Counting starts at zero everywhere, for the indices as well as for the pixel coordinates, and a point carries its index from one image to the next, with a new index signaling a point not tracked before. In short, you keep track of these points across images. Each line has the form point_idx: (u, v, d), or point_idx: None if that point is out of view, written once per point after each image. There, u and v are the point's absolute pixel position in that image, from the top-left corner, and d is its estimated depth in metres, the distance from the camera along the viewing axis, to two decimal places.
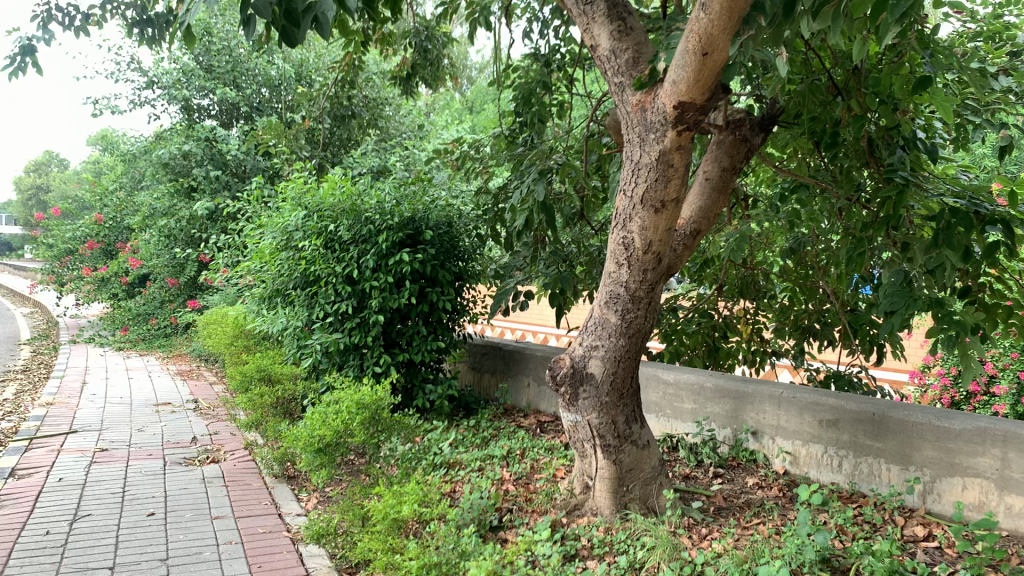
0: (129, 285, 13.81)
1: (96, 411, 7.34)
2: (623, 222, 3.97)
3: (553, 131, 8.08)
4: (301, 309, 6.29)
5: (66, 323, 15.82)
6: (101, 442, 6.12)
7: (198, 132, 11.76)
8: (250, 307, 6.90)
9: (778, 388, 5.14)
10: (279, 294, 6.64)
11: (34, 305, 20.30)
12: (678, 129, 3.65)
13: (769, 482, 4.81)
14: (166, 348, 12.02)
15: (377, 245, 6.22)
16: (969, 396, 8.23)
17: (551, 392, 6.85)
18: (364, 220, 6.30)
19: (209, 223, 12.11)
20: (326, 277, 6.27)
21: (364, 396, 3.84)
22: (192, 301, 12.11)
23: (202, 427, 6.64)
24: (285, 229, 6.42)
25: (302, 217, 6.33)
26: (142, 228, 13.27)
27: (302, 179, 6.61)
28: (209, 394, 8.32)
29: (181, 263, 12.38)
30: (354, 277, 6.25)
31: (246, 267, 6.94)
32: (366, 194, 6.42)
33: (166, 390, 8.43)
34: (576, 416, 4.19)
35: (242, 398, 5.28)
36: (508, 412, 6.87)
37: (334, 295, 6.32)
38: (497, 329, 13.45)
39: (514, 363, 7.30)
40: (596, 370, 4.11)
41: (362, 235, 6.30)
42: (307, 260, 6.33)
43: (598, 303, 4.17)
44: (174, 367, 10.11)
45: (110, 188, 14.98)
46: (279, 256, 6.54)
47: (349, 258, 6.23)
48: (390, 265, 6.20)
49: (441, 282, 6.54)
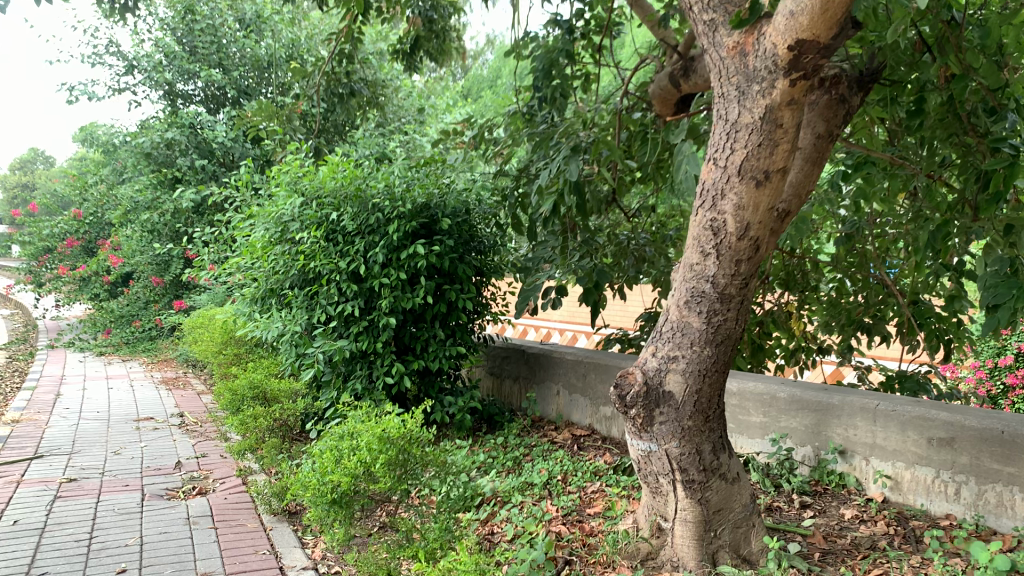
0: (111, 284, 12.90)
1: (68, 429, 6.47)
2: (713, 201, 3.13)
3: (576, 107, 7.24)
4: (300, 312, 5.45)
5: (45, 325, 14.89)
6: (69, 470, 5.26)
7: (182, 118, 10.88)
8: (241, 310, 6.04)
9: (871, 399, 4.32)
10: (274, 295, 5.80)
11: (14, 308, 19.29)
12: (792, 77, 2.82)
13: (871, 514, 3.99)
14: (152, 353, 11.15)
15: (387, 236, 5.37)
16: (1010, 390, 7.41)
17: (585, 401, 6.06)
18: (371, 207, 5.45)
19: (196, 216, 11.23)
20: (329, 274, 5.43)
21: (387, 428, 2.99)
22: (179, 301, 11.23)
23: (188, 449, 5.78)
24: (280, 220, 5.58)
25: (299, 205, 5.49)
26: (123, 223, 12.36)
27: (298, 162, 5.77)
28: (196, 406, 7.46)
29: (166, 260, 11.47)
30: (361, 273, 5.41)
31: (236, 264, 6.08)
32: (372, 177, 5.57)
33: (148, 403, 7.56)
34: (649, 446, 3.35)
35: (231, 421, 4.42)
36: (537, 425, 6.05)
37: (337, 295, 5.47)
38: (514, 327, 12.61)
39: (541, 369, 6.48)
40: (676, 388, 3.28)
41: (369, 224, 5.46)
42: (307, 255, 5.49)
43: (676, 303, 3.33)
44: (160, 374, 9.24)
45: (90, 182, 14.07)
46: (273, 251, 5.69)
47: (355, 252, 5.39)
48: (402, 259, 5.36)
49: (460, 278, 5.69)
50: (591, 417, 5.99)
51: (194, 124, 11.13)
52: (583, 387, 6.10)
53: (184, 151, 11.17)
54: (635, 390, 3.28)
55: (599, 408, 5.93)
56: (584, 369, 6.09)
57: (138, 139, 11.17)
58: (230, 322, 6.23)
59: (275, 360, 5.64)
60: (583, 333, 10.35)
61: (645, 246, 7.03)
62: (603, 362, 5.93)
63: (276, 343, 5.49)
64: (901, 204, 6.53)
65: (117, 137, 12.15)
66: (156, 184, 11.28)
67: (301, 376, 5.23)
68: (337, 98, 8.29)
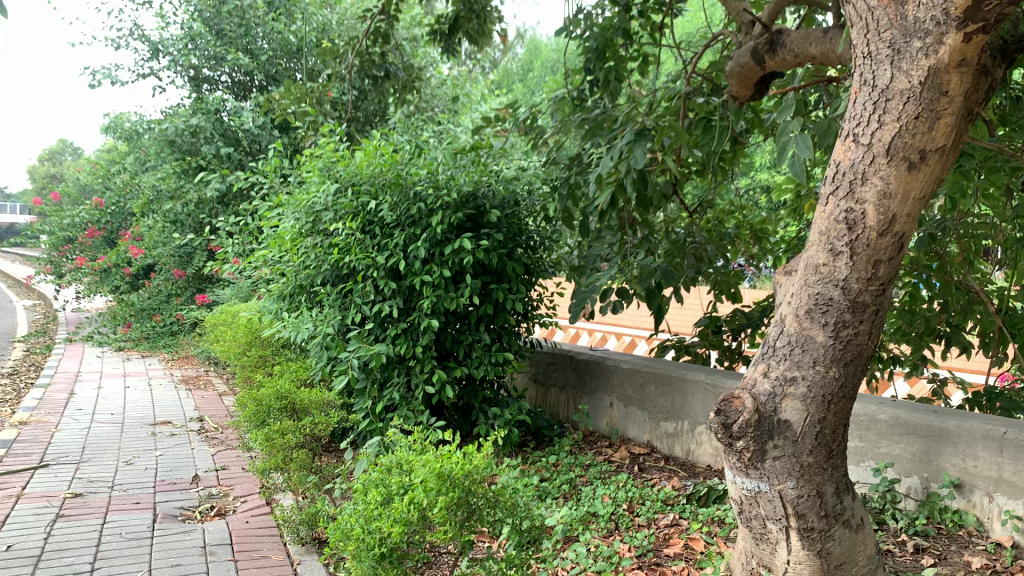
0: (132, 276, 12.46)
1: (79, 433, 5.97)
2: (850, 187, 2.53)
3: (630, 92, 6.64)
4: (332, 311, 4.90)
5: (66, 316, 14.52)
6: (76, 483, 4.74)
7: (207, 103, 10.41)
8: (266, 308, 5.52)
9: (996, 426, 3.70)
10: (304, 292, 5.26)
11: (37, 299, 18.97)
12: (967, 30, 2.23)
13: (1005, 565, 3.36)
14: (173, 349, 10.68)
15: (429, 228, 4.82)
16: None
17: (643, 415, 5.47)
18: (412, 196, 4.88)
19: (221, 207, 10.75)
20: (365, 270, 4.88)
21: (448, 462, 2.41)
22: (202, 296, 10.77)
23: (207, 459, 5.26)
24: (313, 207, 5.05)
25: (333, 192, 4.95)
26: (145, 213, 11.90)
27: (332, 145, 5.23)
28: (217, 409, 6.95)
29: (189, 252, 10.99)
30: (400, 269, 4.86)
31: (262, 257, 5.55)
32: (413, 163, 5.02)
33: (166, 405, 7.06)
34: (758, 485, 2.77)
35: (255, 436, 3.86)
36: (590, 441, 5.47)
37: (373, 293, 4.92)
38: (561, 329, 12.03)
39: (592, 378, 5.90)
40: (794, 417, 2.69)
41: (410, 215, 4.91)
42: (341, 248, 4.95)
43: (794, 311, 2.75)
44: (179, 372, 8.76)
45: (113, 171, 13.66)
46: (304, 243, 5.16)
47: (394, 245, 4.83)
48: (446, 254, 4.80)
49: (509, 275, 5.11)
50: (651, 433, 5.41)
51: (220, 109, 10.65)
52: (641, 399, 5.51)
53: (208, 138, 10.69)
54: (745, 418, 2.70)
55: (660, 423, 5.35)
56: (641, 380, 5.50)
57: (162, 125, 10.71)
58: (255, 320, 5.70)
59: (304, 363, 5.11)
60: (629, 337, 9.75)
61: (706, 244, 6.41)
62: (664, 373, 5.33)
63: (304, 346, 4.95)
64: (993, 201, 5.88)
65: (141, 123, 11.70)
66: (179, 172, 10.82)
67: (332, 384, 4.68)
68: (371, 81, 7.75)
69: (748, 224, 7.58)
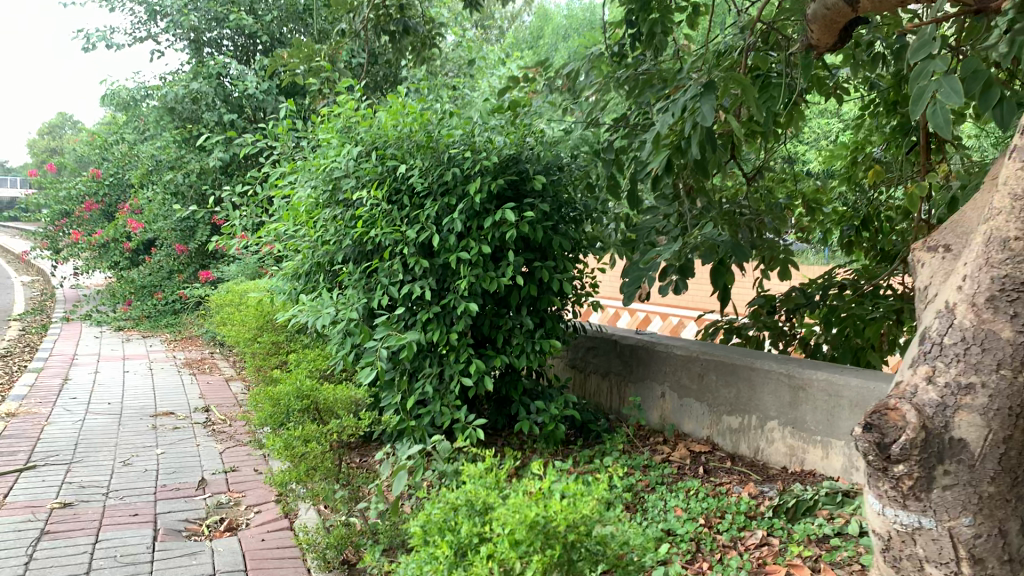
0: (132, 252, 11.84)
1: (72, 427, 5.38)
2: None
3: (678, 47, 5.97)
4: (354, 293, 4.29)
5: (65, 294, 13.92)
6: (65, 489, 4.16)
7: (209, 67, 9.77)
8: (279, 290, 4.91)
9: None
10: (323, 271, 4.66)
11: (36, 275, 18.33)
12: None
13: None
14: (175, 329, 10.08)
15: (466, 196, 4.20)
16: None
17: (702, 407, 4.88)
18: (447, 160, 4.27)
19: (224, 178, 10.13)
20: (393, 245, 4.28)
21: (541, 503, 1.81)
22: (205, 272, 10.15)
23: (215, 459, 4.67)
24: (334, 173, 4.44)
25: (355, 158, 4.33)
26: (143, 185, 11.26)
27: (352, 103, 4.60)
28: (224, 397, 6.35)
29: (192, 226, 10.37)
30: (433, 245, 4.24)
31: (273, 231, 4.92)
32: (446, 123, 4.39)
33: (169, 393, 6.46)
34: (921, 521, 2.09)
35: (271, 443, 3.27)
36: (642, 438, 4.90)
37: (401, 272, 4.32)
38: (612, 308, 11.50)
39: (640, 365, 5.32)
40: (970, 433, 2.03)
41: (443, 182, 4.29)
42: (367, 220, 4.34)
43: (969, 296, 2.12)
44: (182, 355, 8.16)
45: (110, 141, 12.99)
46: (322, 215, 4.55)
47: (425, 216, 4.22)
48: (487, 228, 4.19)
49: (554, 251, 4.49)
50: (711, 428, 4.83)
51: (222, 73, 9.99)
52: (698, 390, 4.92)
53: (210, 104, 10.06)
54: (907, 436, 2.05)
55: (722, 417, 4.76)
56: (699, 368, 4.90)
57: (161, 91, 10.07)
58: (266, 303, 5.10)
59: (322, 352, 4.52)
60: (676, 318, 9.16)
61: (762, 216, 5.78)
62: (727, 361, 4.73)
63: (322, 333, 4.35)
64: None
65: (139, 90, 11.04)
66: (179, 140, 10.18)
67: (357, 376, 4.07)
68: (388, 38, 7.08)
69: (800, 194, 6.93)
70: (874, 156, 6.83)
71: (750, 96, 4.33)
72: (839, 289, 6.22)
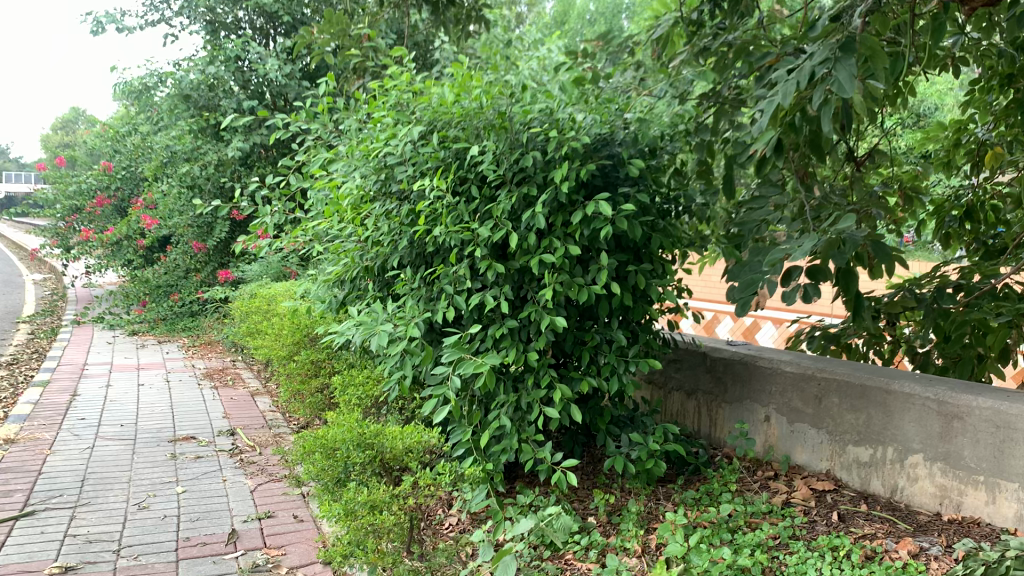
0: (146, 249, 11.13)
1: (79, 457, 4.65)
2: None
3: (769, 10, 5.17)
4: (413, 305, 3.54)
5: (77, 295, 13.23)
6: (67, 547, 3.43)
7: (228, 50, 9.08)
8: (318, 299, 4.15)
9: None
10: (372, 277, 3.90)
11: (48, 273, 17.63)
12: None
13: None
14: (193, 333, 9.38)
15: (549, 186, 3.42)
16: None
17: (820, 435, 4.13)
18: (524, 143, 3.50)
19: (243, 169, 9.57)
20: (459, 246, 3.52)
21: None
22: (224, 272, 9.45)
23: (245, 502, 3.93)
24: (388, 158, 3.68)
25: (412, 141, 3.56)
26: (157, 178, 10.53)
27: (405, 75, 3.84)
28: (252, 417, 5.62)
29: (211, 221, 9.66)
30: (509, 246, 3.47)
31: (311, 230, 4.17)
32: (520, 98, 3.61)
33: (189, 411, 5.74)
34: None
35: (327, 507, 2.52)
36: (750, 472, 4.14)
37: (470, 281, 3.55)
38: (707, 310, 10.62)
39: (740, 383, 4.56)
40: None
41: (520, 170, 3.51)
42: (428, 214, 3.59)
43: None
44: (202, 364, 7.44)
45: (123, 132, 12.29)
46: (372, 210, 3.79)
47: (498, 211, 3.45)
48: (574, 224, 3.42)
49: (647, 253, 3.71)
50: (832, 460, 4.07)
51: (241, 57, 9.29)
52: (815, 414, 4.16)
53: (227, 89, 9.37)
54: None
55: (847, 448, 4.00)
56: (817, 389, 4.15)
57: (175, 77, 9.39)
58: (301, 314, 4.35)
59: (373, 375, 3.76)
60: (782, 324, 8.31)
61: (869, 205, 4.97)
62: (853, 382, 3.97)
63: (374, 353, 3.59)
64: None
65: (153, 76, 10.31)
66: (195, 130, 9.49)
67: (420, 409, 3.32)
68: (429, 9, 6.30)
69: (895, 181, 6.04)
70: (982, 137, 6.00)
71: (879, 62, 3.53)
72: (949, 289, 5.42)
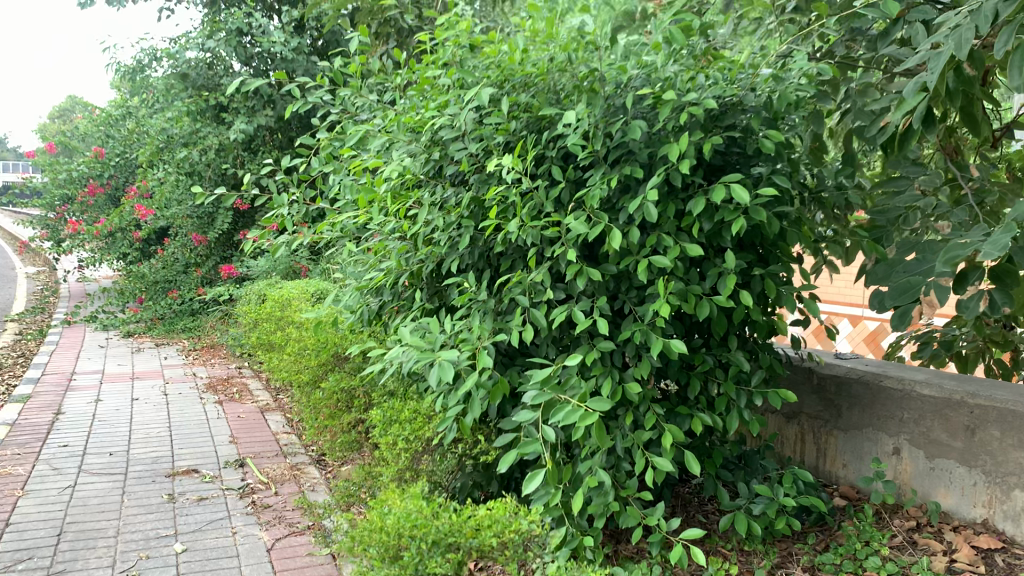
0: (142, 242, 10.31)
1: (56, 503, 3.83)
2: None
3: None
4: (479, 323, 2.72)
5: (70, 290, 12.42)
6: None
7: (229, 22, 8.27)
8: (348, 310, 3.33)
9: None
10: (418, 284, 3.08)
11: (43, 266, 16.89)
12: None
13: None
14: (194, 334, 8.56)
15: (659, 165, 2.60)
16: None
17: (972, 475, 3.31)
18: (624, 110, 2.68)
19: (246, 154, 8.86)
20: (538, 245, 2.70)
21: None
22: (227, 267, 8.63)
23: (261, 567, 3.13)
24: (441, 133, 2.85)
25: (475, 106, 2.73)
26: (152, 164, 9.69)
27: (459, 24, 3.00)
28: (264, 441, 4.81)
29: (212, 211, 8.88)
30: (605, 246, 2.65)
31: (337, 222, 3.34)
32: (613, 50, 2.77)
33: (189, 435, 4.93)
34: None
35: None
36: (888, 523, 3.33)
37: (552, 289, 2.73)
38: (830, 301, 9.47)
39: (861, 406, 3.74)
40: None
41: (617, 146, 2.68)
42: (498, 204, 2.77)
43: None
44: (205, 373, 6.62)
45: (117, 116, 11.46)
46: (419, 199, 2.97)
47: (591, 197, 2.63)
48: (688, 219, 2.60)
49: (774, 252, 2.90)
50: (991, 507, 3.26)
51: (243, 31, 8.48)
52: (965, 449, 3.34)
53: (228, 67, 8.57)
54: None
55: (1012, 493, 3.19)
56: (967, 418, 3.32)
57: (171, 54, 8.58)
58: (325, 327, 3.54)
59: (422, 410, 2.94)
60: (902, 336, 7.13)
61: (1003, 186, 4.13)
62: (1022, 412, 3.14)
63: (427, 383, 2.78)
64: None
65: (146, 54, 9.47)
66: (193, 111, 8.68)
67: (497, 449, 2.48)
68: None
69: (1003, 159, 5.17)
70: None
71: None
72: None
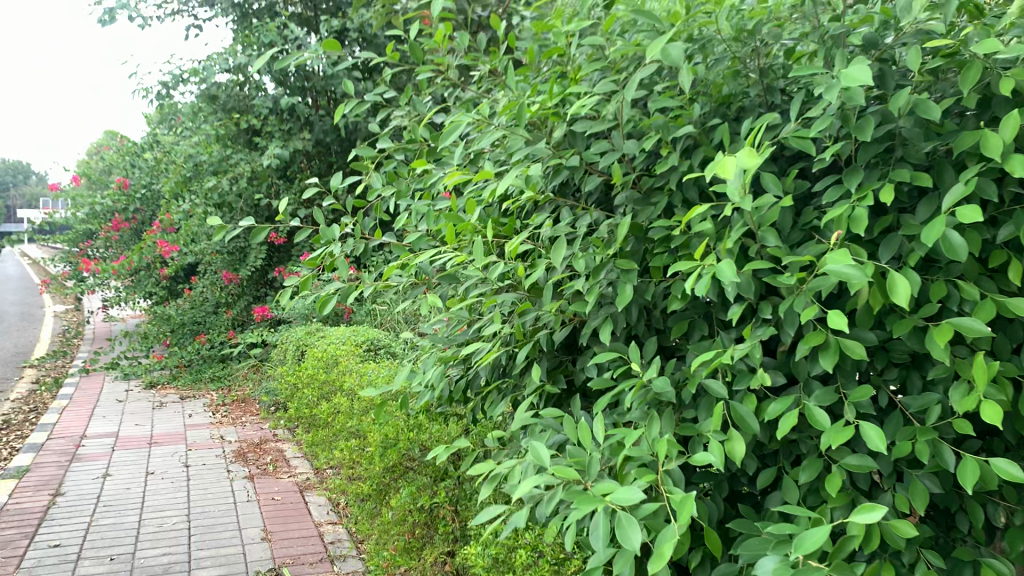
0: (170, 280, 9.45)
1: None
2: None
3: None
4: (652, 425, 1.69)
5: (96, 332, 11.61)
6: None
7: (262, 36, 7.43)
8: (426, 390, 2.31)
9: None
10: (536, 355, 2.06)
11: (71, 304, 16.20)
12: None
13: None
14: (224, 383, 7.62)
15: (957, 168, 1.57)
16: None
17: None
18: (886, 85, 1.65)
19: (282, 182, 7.99)
20: (747, 302, 1.66)
21: None
22: (261, 308, 7.73)
23: None
24: (578, 128, 1.83)
25: (637, 85, 1.73)
26: (179, 195, 8.85)
27: None
28: (303, 536, 3.82)
29: (243, 246, 8.01)
30: (859, 303, 1.62)
31: (407, 266, 2.36)
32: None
33: (213, 529, 3.95)
34: None
35: None
36: None
37: (765, 369, 1.70)
38: None
39: None
40: None
41: (876, 139, 1.65)
42: (675, 236, 1.74)
43: None
44: (235, 437, 5.67)
45: (143, 145, 10.69)
46: (539, 231, 1.96)
47: (840, 221, 1.59)
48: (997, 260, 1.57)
49: None
50: None
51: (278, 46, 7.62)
52: None
53: (261, 87, 7.71)
54: None
55: None
56: None
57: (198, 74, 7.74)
58: (390, 412, 2.54)
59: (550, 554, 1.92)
60: None
61: None
62: None
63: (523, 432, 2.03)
64: None
65: (172, 75, 8.66)
66: (223, 136, 7.84)
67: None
68: None
69: None
70: None
71: None
72: None
